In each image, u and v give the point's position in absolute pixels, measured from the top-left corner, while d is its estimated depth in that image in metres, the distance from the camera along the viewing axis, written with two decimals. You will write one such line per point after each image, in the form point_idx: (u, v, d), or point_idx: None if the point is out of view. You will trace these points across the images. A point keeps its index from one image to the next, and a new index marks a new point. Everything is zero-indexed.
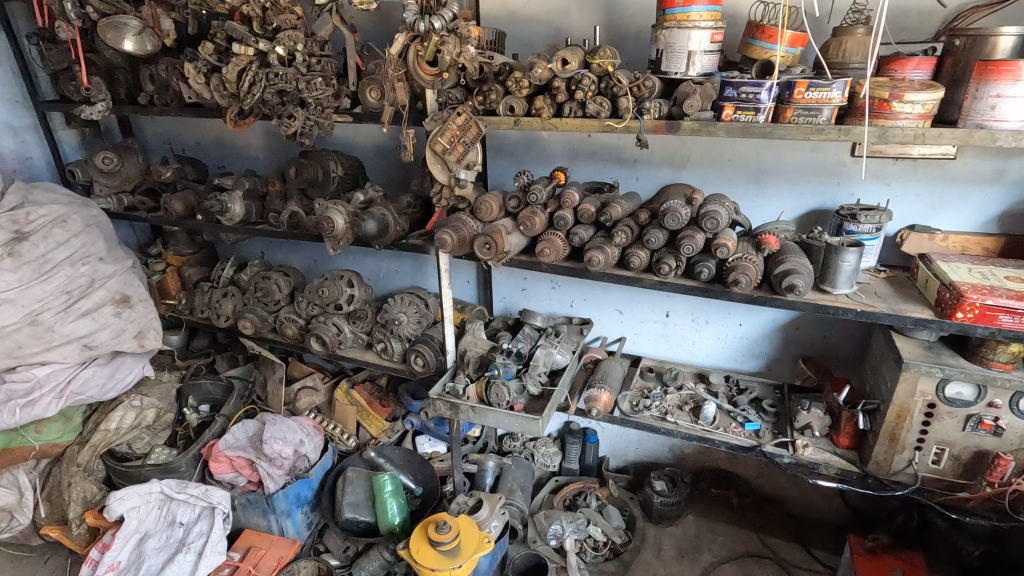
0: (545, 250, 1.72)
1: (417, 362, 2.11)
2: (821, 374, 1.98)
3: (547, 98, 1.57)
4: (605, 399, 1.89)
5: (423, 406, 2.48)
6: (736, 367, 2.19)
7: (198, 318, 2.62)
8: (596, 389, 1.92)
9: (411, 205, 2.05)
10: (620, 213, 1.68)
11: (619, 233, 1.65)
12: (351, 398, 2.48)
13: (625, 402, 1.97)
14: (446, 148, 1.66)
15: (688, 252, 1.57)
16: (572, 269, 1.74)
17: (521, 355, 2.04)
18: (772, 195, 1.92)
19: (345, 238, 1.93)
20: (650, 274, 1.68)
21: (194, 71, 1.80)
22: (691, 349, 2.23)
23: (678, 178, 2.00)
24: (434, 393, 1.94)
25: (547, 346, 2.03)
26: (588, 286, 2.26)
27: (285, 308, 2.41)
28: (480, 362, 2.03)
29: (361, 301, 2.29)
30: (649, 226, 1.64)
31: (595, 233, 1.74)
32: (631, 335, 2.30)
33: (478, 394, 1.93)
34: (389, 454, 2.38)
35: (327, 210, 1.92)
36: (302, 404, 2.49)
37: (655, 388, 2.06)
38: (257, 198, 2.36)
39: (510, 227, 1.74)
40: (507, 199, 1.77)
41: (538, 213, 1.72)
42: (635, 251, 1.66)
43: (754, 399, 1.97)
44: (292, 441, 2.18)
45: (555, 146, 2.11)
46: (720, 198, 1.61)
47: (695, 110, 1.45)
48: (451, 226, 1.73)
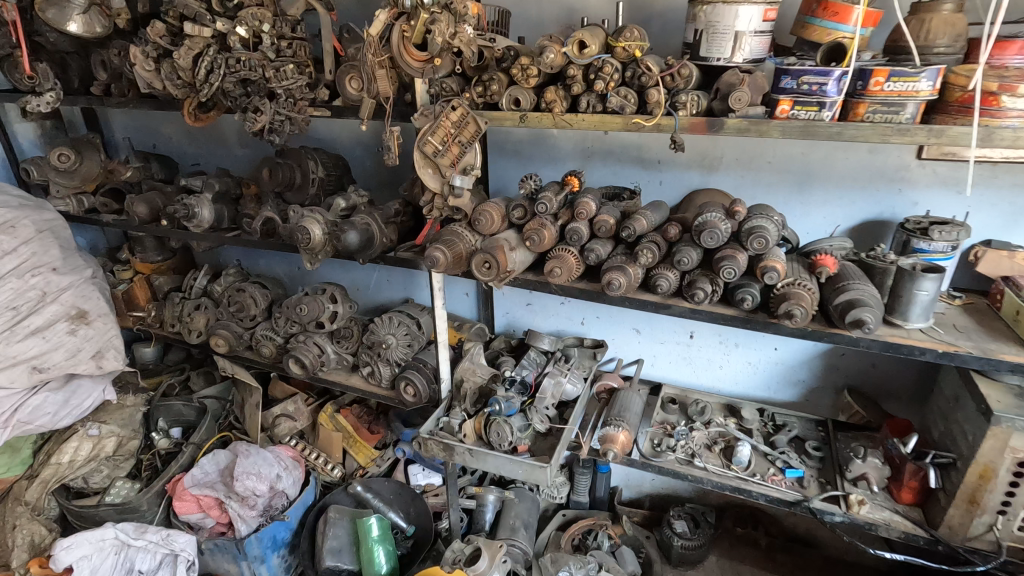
0: (555, 269, 1.47)
1: (407, 391, 1.84)
2: (870, 409, 1.72)
3: (559, 90, 1.31)
4: (622, 439, 1.63)
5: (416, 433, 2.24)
6: (769, 395, 1.93)
7: (168, 332, 2.38)
8: (611, 427, 1.66)
9: (399, 213, 1.78)
10: (646, 226, 1.41)
11: (644, 251, 1.39)
12: (336, 423, 2.24)
13: (645, 441, 1.71)
14: (439, 149, 1.39)
15: (729, 277, 1.30)
16: (587, 291, 1.48)
17: (526, 385, 1.80)
18: (819, 203, 1.65)
19: (323, 251, 1.69)
20: (679, 299, 1.42)
21: (142, 55, 1.53)
22: (717, 374, 1.97)
23: (708, 183, 1.73)
24: (425, 431, 1.68)
25: (556, 375, 1.79)
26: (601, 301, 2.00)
27: (262, 324, 2.15)
28: (476, 394, 1.79)
29: (345, 319, 2.03)
30: (679, 244, 1.38)
31: (615, 250, 1.48)
32: (650, 358, 2.04)
33: (475, 432, 1.68)
34: (378, 487, 2.12)
35: (303, 218, 1.67)
36: (281, 431, 2.23)
37: (679, 423, 1.80)
38: (230, 202, 2.10)
39: (515, 242, 1.49)
40: (511, 209, 1.51)
41: (547, 225, 1.46)
42: (663, 272, 1.39)
43: (794, 438, 1.71)
44: (268, 475, 1.96)
45: (565, 145, 1.84)
46: (766, 209, 1.34)
47: (742, 106, 1.18)
48: (444, 241, 1.47)
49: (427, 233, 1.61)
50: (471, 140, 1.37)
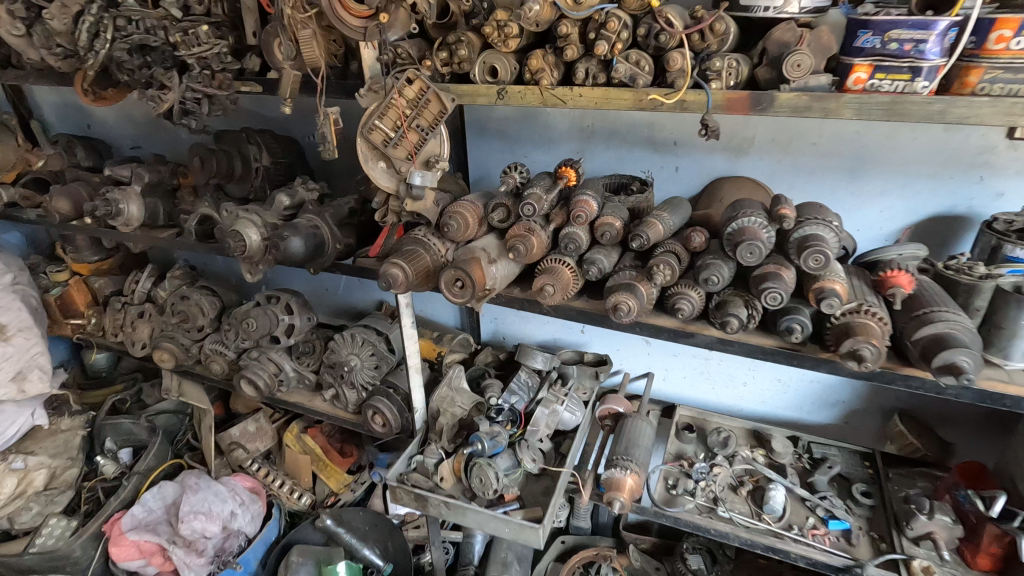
0: (546, 287, 1.14)
1: (375, 422, 1.55)
2: (926, 440, 1.43)
3: (548, 55, 0.98)
4: (630, 484, 1.35)
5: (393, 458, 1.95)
6: (800, 417, 1.64)
7: (111, 341, 2.09)
8: (618, 469, 1.37)
9: (357, 211, 1.47)
10: (662, 233, 1.10)
11: (660, 267, 1.08)
12: (304, 445, 1.96)
13: (658, 483, 1.43)
14: (392, 136, 1.06)
15: (772, 302, 0.99)
16: (587, 313, 1.18)
17: (517, 412, 1.51)
18: (874, 195, 1.33)
19: (264, 260, 1.39)
20: (704, 324, 1.12)
21: (9, 15, 1.19)
22: (740, 392, 1.68)
23: (734, 171, 1.42)
24: (394, 475, 1.40)
25: (551, 402, 1.50)
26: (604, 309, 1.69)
27: (211, 336, 1.85)
28: (456, 426, 1.50)
29: (304, 332, 1.73)
30: (707, 257, 1.07)
31: (624, 262, 1.17)
32: (661, 372, 1.75)
33: (455, 474, 1.41)
34: (350, 518, 1.86)
35: (236, 220, 1.36)
36: (239, 455, 1.95)
37: (697, 457, 1.52)
38: (166, 195, 1.78)
39: (495, 252, 1.18)
40: (492, 209, 1.20)
41: (536, 230, 1.16)
42: (684, 291, 1.08)
43: (836, 477, 1.43)
44: (218, 515, 1.70)
45: (561, 124, 1.51)
46: (821, 211, 1.03)
47: (799, 75, 0.85)
48: (404, 252, 1.15)
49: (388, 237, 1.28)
50: (433, 125, 1.05)
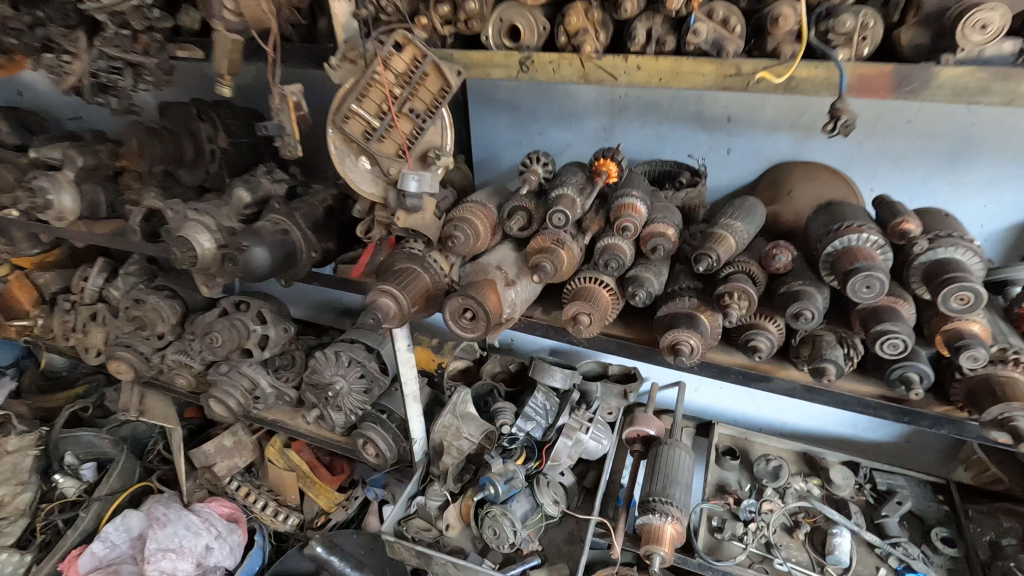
0: (581, 316, 0.89)
1: (367, 453, 1.33)
2: (1011, 471, 1.23)
3: (594, 10, 0.72)
4: (670, 534, 1.15)
5: (388, 479, 1.69)
6: (853, 434, 1.43)
7: (63, 345, 1.83)
8: (655, 515, 1.16)
9: (335, 208, 1.19)
10: (734, 249, 0.84)
11: (733, 295, 0.82)
12: (288, 460, 1.74)
13: (701, 527, 1.22)
14: (376, 125, 0.78)
15: (888, 350, 0.74)
16: (631, 345, 0.93)
17: (533, 441, 1.32)
18: (979, 186, 1.07)
19: (222, 271, 1.12)
20: (781, 363, 0.88)
21: None
22: (784, 406, 1.45)
23: (801, 154, 1.15)
24: (391, 527, 1.19)
25: (574, 430, 1.28)
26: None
27: (173, 345, 1.60)
28: (463, 460, 1.27)
29: (281, 342, 1.48)
30: (794, 282, 0.82)
31: (680, 280, 0.92)
32: (694, 383, 1.51)
33: (461, 518, 1.22)
34: (343, 542, 1.65)
35: (184, 221, 1.08)
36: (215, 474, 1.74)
37: (743, 489, 1.31)
38: (106, 181, 1.48)
39: (513, 270, 0.93)
40: (507, 211, 0.93)
41: (567, 241, 0.90)
42: (760, 326, 0.84)
43: (907, 515, 1.23)
44: (190, 552, 1.48)
45: (586, 95, 1.21)
46: (952, 225, 0.77)
47: (977, 42, 0.58)
48: (399, 276, 0.89)
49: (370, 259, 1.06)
50: (433, 108, 0.78)
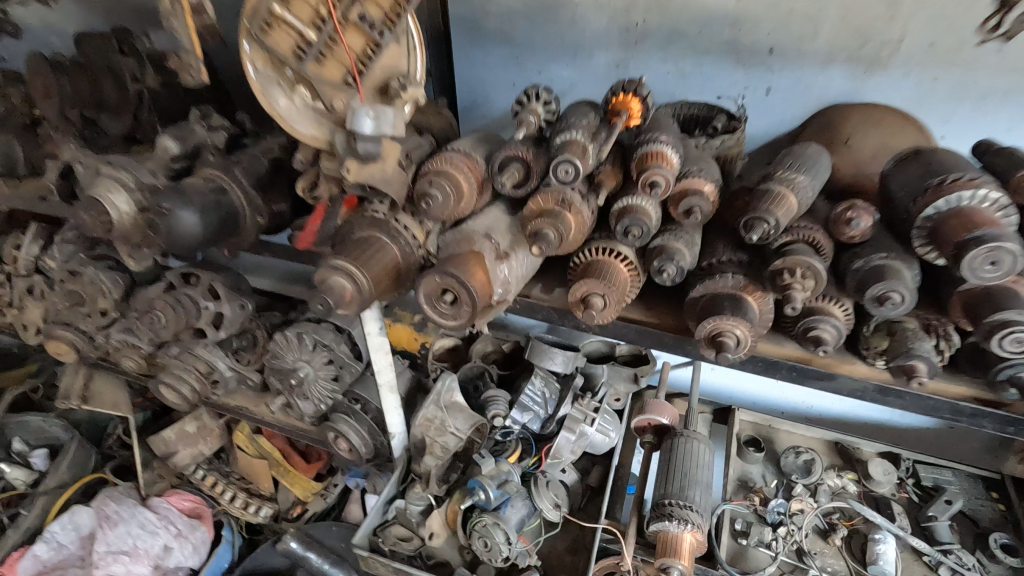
0: (594, 298, 0.70)
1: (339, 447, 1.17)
2: None
3: None
4: (689, 544, 0.99)
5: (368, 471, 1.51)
6: (889, 420, 1.26)
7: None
8: (672, 522, 1.00)
9: (284, 161, 0.97)
10: (795, 211, 0.65)
11: (795, 273, 0.63)
12: (259, 447, 1.58)
13: (724, 532, 1.06)
14: (311, 38, 0.58)
15: (1007, 348, 0.56)
16: (655, 335, 0.75)
17: (530, 434, 1.15)
18: None
19: (148, 241, 0.91)
20: (844, 356, 0.70)
21: None
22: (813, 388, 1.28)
23: (860, 94, 0.93)
24: (361, 539, 1.03)
25: (578, 422, 1.12)
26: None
27: (118, 323, 1.39)
28: (449, 459, 1.10)
29: (240, 321, 1.28)
30: (874, 254, 0.63)
31: (717, 250, 0.72)
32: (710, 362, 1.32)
33: (446, 525, 1.05)
34: (322, 536, 1.50)
35: (94, 178, 0.86)
36: (178, 463, 1.56)
37: (769, 486, 1.15)
38: None
39: (507, 240, 0.73)
40: (499, 164, 0.73)
41: (576, 203, 0.70)
42: (823, 312, 0.66)
43: (958, 516, 1.08)
44: (145, 553, 1.33)
45: (597, 20, 0.98)
46: None
47: None
48: (361, 249, 0.69)
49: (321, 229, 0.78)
50: (393, 18, 0.59)
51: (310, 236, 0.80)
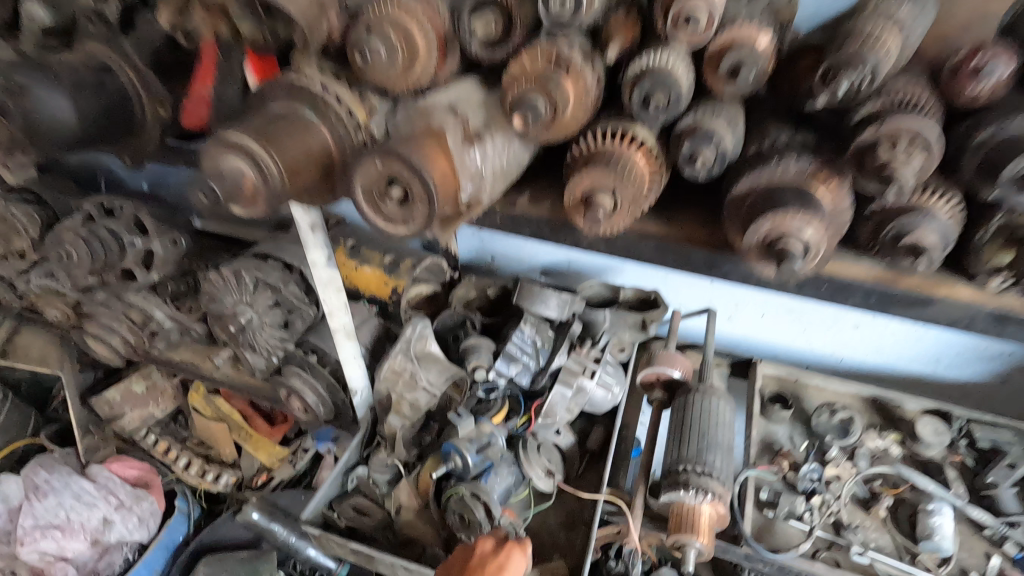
0: (600, 196, 0.51)
1: (294, 405, 0.98)
2: None
3: None
4: (709, 518, 0.83)
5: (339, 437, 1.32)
6: (931, 372, 1.10)
7: None
8: (689, 492, 0.83)
9: None
10: (896, 55, 0.44)
11: (899, 144, 0.43)
12: (217, 409, 1.41)
13: (749, 503, 0.90)
14: None
15: None
16: (681, 251, 0.56)
17: (519, 390, 0.97)
18: None
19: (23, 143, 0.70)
20: (941, 276, 0.52)
21: None
22: (845, 338, 1.11)
23: None
24: (309, 514, 0.86)
25: (576, 376, 0.94)
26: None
27: None
28: (420, 419, 0.92)
29: (177, 259, 1.08)
30: (1008, 120, 0.44)
31: (770, 131, 0.52)
32: (728, 310, 1.14)
33: (415, 497, 0.89)
34: (288, 505, 1.34)
35: None
36: (126, 427, 1.39)
37: (799, 450, 0.99)
38: None
39: (482, 119, 0.53)
40: (467, 6, 0.53)
41: (578, 61, 0.50)
42: (926, 209, 0.47)
43: None
44: (80, 527, 1.17)
45: None
46: None
47: None
48: (274, 127, 0.49)
49: (212, 94, 0.66)
50: None
51: (199, 108, 0.68)
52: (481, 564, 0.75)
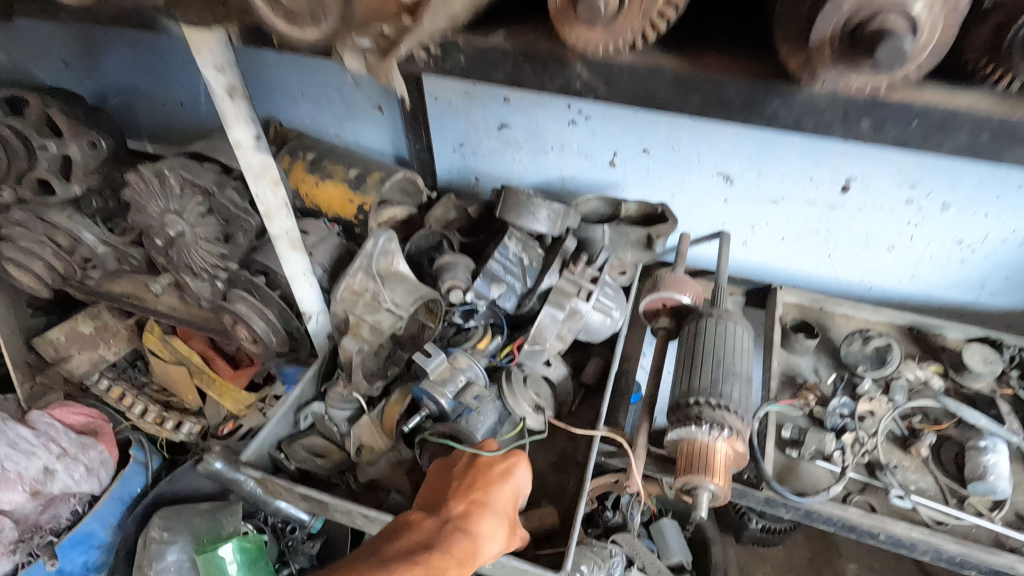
0: None
1: (241, 335, 0.85)
2: None
3: None
4: (724, 458, 0.70)
5: None
6: (973, 299, 0.96)
7: None
8: (702, 428, 0.70)
9: None
10: None
11: None
12: (173, 352, 1.25)
13: (770, 442, 0.78)
14: None
15: None
16: (711, 86, 0.40)
17: (502, 315, 0.83)
18: None
19: None
20: None
21: None
22: (877, 263, 0.96)
23: None
24: (250, 456, 0.73)
25: (569, 297, 0.79)
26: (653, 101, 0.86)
27: None
28: (383, 344, 0.80)
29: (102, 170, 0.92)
30: None
31: None
32: (743, 234, 0.99)
33: (380, 436, 0.76)
34: None
35: None
36: (74, 371, 1.26)
37: (826, 382, 0.86)
38: None
39: None
40: None
41: None
42: None
43: None
44: (17, 479, 1.03)
45: None
46: None
47: None
48: None
49: None
50: None
51: None
52: (488, 467, 0.65)
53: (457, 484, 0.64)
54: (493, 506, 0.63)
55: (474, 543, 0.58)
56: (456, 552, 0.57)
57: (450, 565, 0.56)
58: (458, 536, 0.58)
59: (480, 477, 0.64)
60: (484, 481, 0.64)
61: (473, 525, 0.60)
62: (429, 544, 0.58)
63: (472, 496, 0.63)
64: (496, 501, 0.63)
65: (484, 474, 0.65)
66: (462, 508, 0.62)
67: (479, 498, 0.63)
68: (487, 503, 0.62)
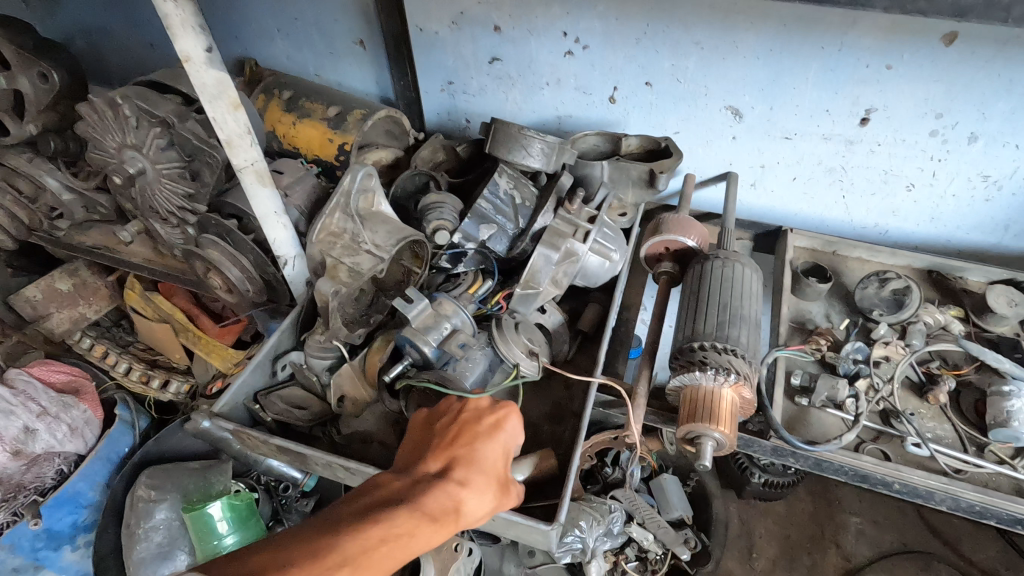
0: None
1: (213, 284, 0.80)
2: None
3: None
4: (731, 404, 0.64)
5: None
6: (994, 242, 0.90)
7: None
8: (706, 373, 0.65)
9: None
10: None
11: None
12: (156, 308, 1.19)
13: (778, 390, 0.73)
14: None
15: None
16: None
17: (492, 260, 0.78)
18: None
19: None
20: None
21: None
22: (893, 204, 0.90)
23: None
24: (224, 405, 0.69)
25: (564, 238, 0.74)
26: (656, 26, 0.78)
27: None
28: (363, 289, 0.74)
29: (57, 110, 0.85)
30: None
31: None
32: (751, 176, 0.93)
33: (365, 386, 0.72)
34: None
35: None
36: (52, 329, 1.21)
37: (837, 328, 0.81)
38: None
39: None
40: None
41: None
42: None
43: None
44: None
45: None
46: None
47: None
48: None
49: None
50: None
51: None
52: (474, 422, 0.59)
53: (438, 438, 0.57)
54: (477, 463, 0.56)
55: (454, 500, 0.52)
56: (430, 507, 0.50)
57: (422, 519, 0.49)
58: (435, 490, 0.51)
59: (465, 432, 0.57)
60: (468, 436, 0.57)
61: (454, 480, 0.53)
62: (403, 499, 0.50)
63: (453, 452, 0.56)
64: (482, 457, 0.56)
65: (469, 428, 0.58)
66: (441, 465, 0.55)
67: (462, 454, 0.56)
68: (472, 459, 0.56)
